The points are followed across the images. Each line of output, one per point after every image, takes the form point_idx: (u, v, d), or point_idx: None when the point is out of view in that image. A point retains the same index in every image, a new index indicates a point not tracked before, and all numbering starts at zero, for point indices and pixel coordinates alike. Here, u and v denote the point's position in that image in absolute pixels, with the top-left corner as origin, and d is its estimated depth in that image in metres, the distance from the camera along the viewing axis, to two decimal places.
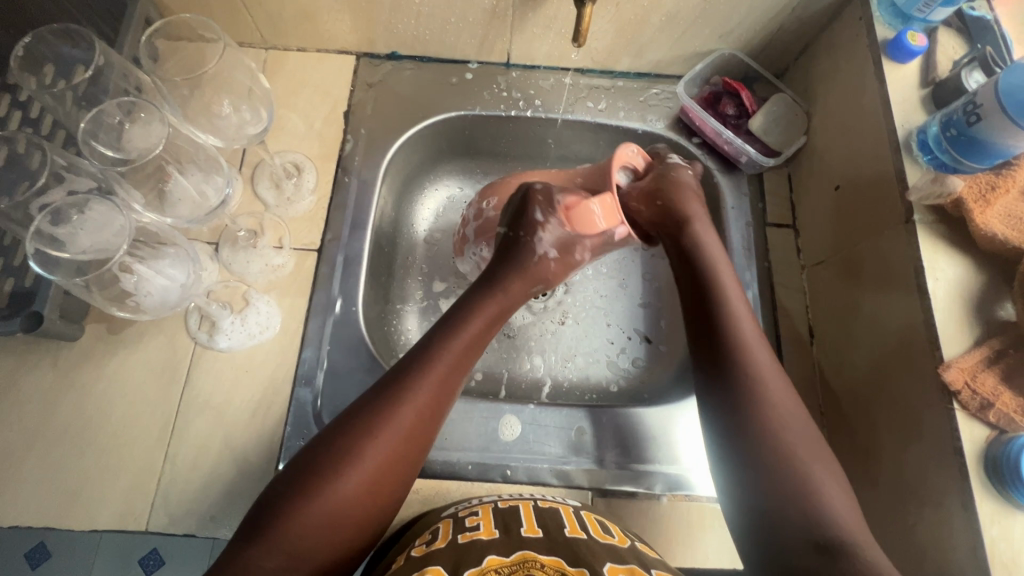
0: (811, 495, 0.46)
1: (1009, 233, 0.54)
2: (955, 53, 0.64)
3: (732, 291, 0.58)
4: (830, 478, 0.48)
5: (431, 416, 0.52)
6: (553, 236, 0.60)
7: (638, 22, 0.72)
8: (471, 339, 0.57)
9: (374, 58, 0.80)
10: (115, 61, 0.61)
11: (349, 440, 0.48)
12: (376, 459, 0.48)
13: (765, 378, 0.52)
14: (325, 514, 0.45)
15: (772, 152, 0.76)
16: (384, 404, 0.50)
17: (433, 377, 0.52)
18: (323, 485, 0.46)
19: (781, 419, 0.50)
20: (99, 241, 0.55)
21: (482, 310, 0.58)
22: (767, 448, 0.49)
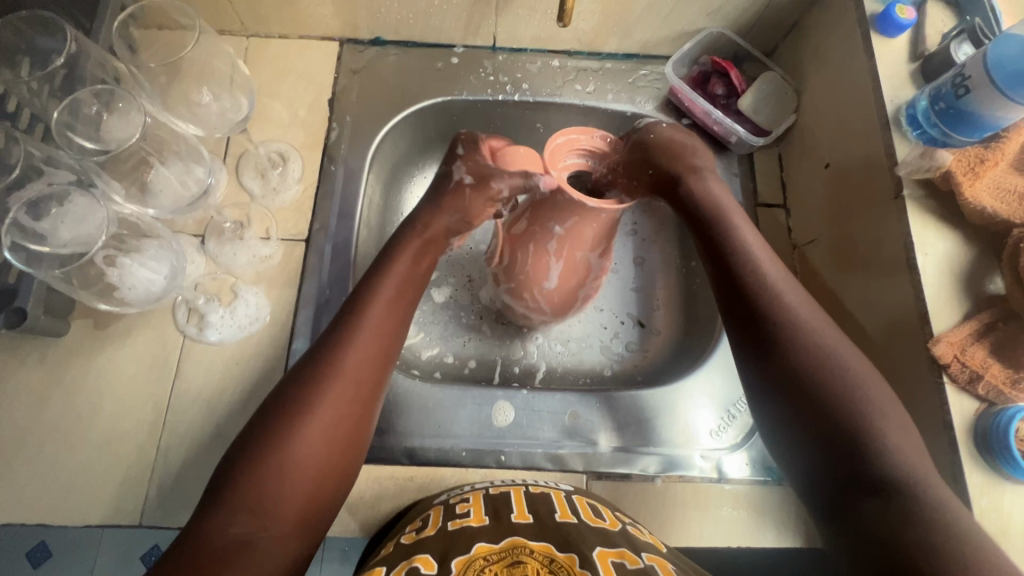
0: (871, 433, 0.44)
1: (998, 206, 0.53)
2: (944, 25, 0.63)
3: (755, 241, 0.56)
4: (886, 410, 0.45)
5: (377, 361, 0.51)
6: (471, 165, 0.62)
7: (624, 1, 0.71)
8: (406, 281, 0.57)
9: (358, 44, 0.79)
10: (90, 49, 0.60)
11: (293, 396, 0.47)
12: (329, 409, 0.47)
13: (797, 317, 0.50)
14: (285, 472, 0.44)
15: (762, 132, 0.75)
16: (328, 355, 0.50)
17: (372, 321, 0.52)
18: (283, 433, 0.45)
19: (825, 361, 0.47)
20: (80, 234, 0.54)
21: (411, 247, 0.59)
22: (813, 392, 0.46)
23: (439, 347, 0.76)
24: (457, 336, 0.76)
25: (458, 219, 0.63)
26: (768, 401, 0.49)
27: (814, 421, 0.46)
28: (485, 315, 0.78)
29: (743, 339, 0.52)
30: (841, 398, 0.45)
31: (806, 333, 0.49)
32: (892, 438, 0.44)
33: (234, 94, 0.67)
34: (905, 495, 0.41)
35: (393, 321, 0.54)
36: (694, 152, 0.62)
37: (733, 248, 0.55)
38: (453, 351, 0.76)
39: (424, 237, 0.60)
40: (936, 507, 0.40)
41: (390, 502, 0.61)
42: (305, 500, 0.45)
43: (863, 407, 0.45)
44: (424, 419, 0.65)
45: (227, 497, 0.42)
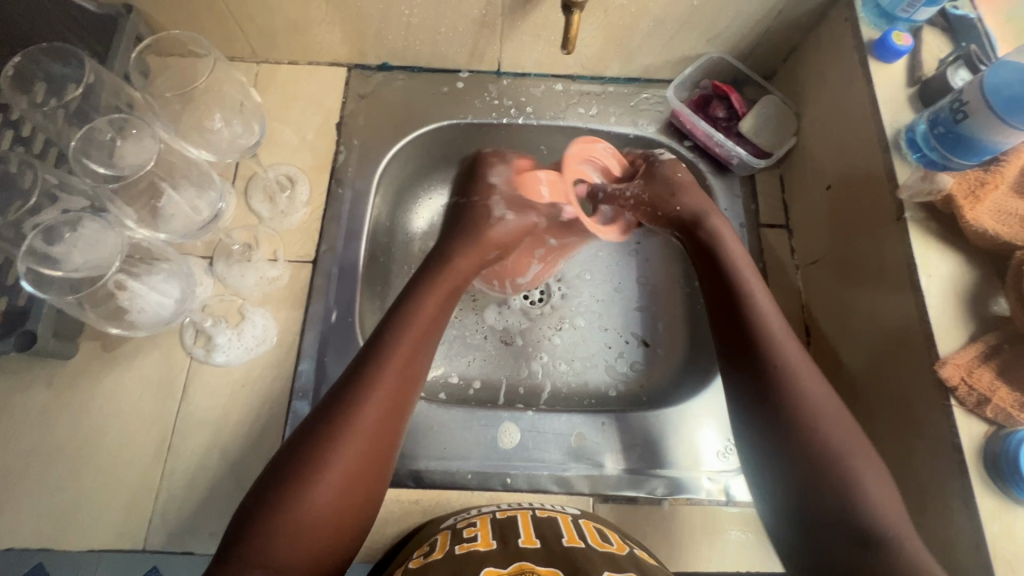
0: (848, 481, 0.47)
1: (1000, 228, 0.54)
2: (941, 51, 0.64)
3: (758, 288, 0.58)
4: (859, 458, 0.48)
5: (393, 418, 0.51)
6: (507, 199, 0.67)
7: (626, 27, 0.72)
8: (424, 333, 0.56)
9: (366, 69, 0.80)
10: (105, 79, 0.63)
11: (304, 452, 0.47)
12: (339, 464, 0.47)
13: (791, 366, 0.52)
14: (295, 530, 0.44)
15: (763, 154, 0.77)
16: (341, 410, 0.49)
17: (386, 370, 0.52)
18: (297, 493, 0.45)
19: (812, 412, 0.50)
20: (94, 258, 0.56)
21: (430, 295, 0.59)
22: (788, 440, 0.50)
23: (444, 367, 0.76)
24: (462, 356, 0.77)
25: (469, 238, 0.64)
26: (762, 450, 0.51)
27: (786, 465, 0.49)
28: (490, 335, 0.78)
29: (738, 387, 0.54)
30: (813, 449, 0.49)
31: (801, 384, 0.51)
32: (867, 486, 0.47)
33: (246, 121, 0.67)
34: (883, 545, 0.45)
35: (407, 379, 0.53)
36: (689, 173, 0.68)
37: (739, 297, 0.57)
38: (458, 371, 0.76)
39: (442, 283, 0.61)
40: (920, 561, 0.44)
41: (395, 524, 0.61)
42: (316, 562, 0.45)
43: (838, 454, 0.48)
44: (430, 441, 0.65)
45: (240, 554, 0.43)
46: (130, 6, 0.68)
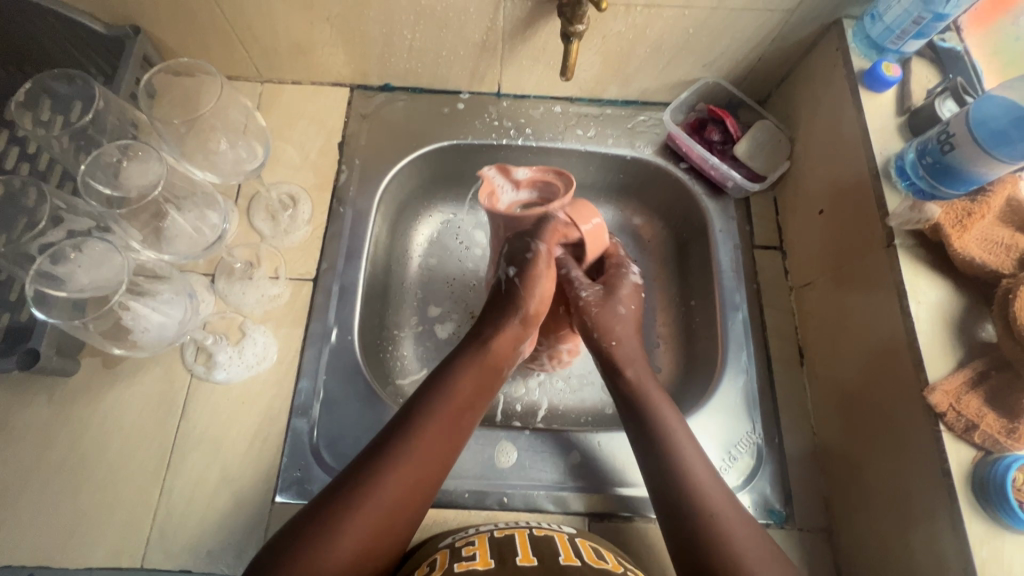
0: (723, 548, 0.50)
1: (987, 257, 0.55)
2: (929, 81, 0.66)
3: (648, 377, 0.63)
4: (741, 538, 0.51)
5: (427, 480, 0.53)
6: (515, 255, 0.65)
7: (624, 53, 0.74)
8: (467, 398, 0.59)
9: (368, 90, 0.82)
10: (113, 102, 0.64)
11: (348, 492, 0.50)
12: (376, 511, 0.50)
13: (677, 448, 0.57)
14: (318, 573, 0.46)
15: (757, 177, 0.78)
16: (388, 459, 0.52)
17: (435, 426, 0.55)
18: (331, 532, 0.47)
19: (682, 468, 0.55)
20: (96, 279, 0.57)
21: (475, 363, 0.61)
22: (677, 516, 0.53)
23: None
24: None
25: (518, 322, 0.64)
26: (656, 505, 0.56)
27: (676, 535, 0.52)
28: None
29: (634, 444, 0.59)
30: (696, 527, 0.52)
31: (678, 442, 0.57)
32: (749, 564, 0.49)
33: (249, 142, 0.68)
34: None
35: (446, 441, 0.55)
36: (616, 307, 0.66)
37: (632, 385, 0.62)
38: None
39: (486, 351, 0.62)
40: None
41: None
42: None
43: (727, 533, 0.51)
44: None
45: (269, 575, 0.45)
46: (138, 27, 0.70)
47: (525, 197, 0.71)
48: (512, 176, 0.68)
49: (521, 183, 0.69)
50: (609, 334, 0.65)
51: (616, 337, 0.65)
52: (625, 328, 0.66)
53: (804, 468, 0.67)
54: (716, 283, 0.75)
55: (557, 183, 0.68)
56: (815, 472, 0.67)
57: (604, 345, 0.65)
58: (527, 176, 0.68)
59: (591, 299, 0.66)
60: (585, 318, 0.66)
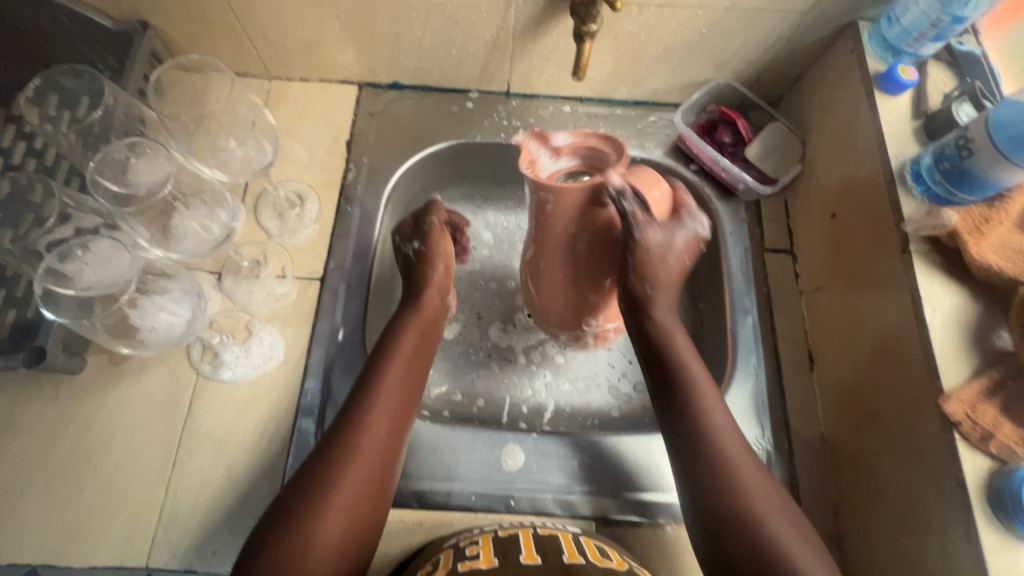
0: (740, 486, 0.50)
1: (1004, 266, 0.54)
2: (946, 85, 0.65)
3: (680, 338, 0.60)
4: (783, 518, 0.49)
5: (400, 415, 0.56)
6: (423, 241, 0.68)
7: (635, 53, 0.73)
8: (422, 341, 0.62)
9: (376, 88, 0.81)
10: (121, 99, 0.63)
11: (308, 496, 0.48)
12: (359, 467, 0.50)
13: (711, 419, 0.54)
14: (322, 513, 0.47)
15: (768, 180, 0.78)
16: (353, 421, 0.53)
17: (382, 415, 0.55)
18: (325, 478, 0.49)
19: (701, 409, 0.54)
20: (104, 277, 0.57)
21: (419, 317, 0.63)
22: (711, 473, 0.51)
23: (448, 385, 0.76)
24: (466, 374, 0.77)
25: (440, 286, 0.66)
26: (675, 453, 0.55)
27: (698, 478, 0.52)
28: (494, 353, 0.78)
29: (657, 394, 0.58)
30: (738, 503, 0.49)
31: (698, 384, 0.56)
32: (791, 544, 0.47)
33: (259, 142, 0.67)
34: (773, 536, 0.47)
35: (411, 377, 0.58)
36: (668, 251, 0.61)
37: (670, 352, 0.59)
38: (462, 389, 0.76)
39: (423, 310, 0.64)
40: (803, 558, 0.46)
41: (398, 544, 0.62)
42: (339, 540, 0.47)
43: (740, 469, 0.51)
44: (433, 461, 0.65)
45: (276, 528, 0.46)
46: (146, 21, 0.69)
47: (568, 165, 0.63)
48: (549, 144, 0.61)
49: (563, 152, 0.62)
50: (649, 280, 0.60)
51: (654, 285, 0.61)
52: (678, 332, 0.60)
53: (814, 474, 0.66)
54: (725, 287, 0.74)
55: (607, 153, 0.61)
56: (825, 479, 0.66)
57: (639, 292, 0.61)
58: (568, 141, 0.61)
59: (647, 244, 0.59)
60: (629, 259, 0.60)
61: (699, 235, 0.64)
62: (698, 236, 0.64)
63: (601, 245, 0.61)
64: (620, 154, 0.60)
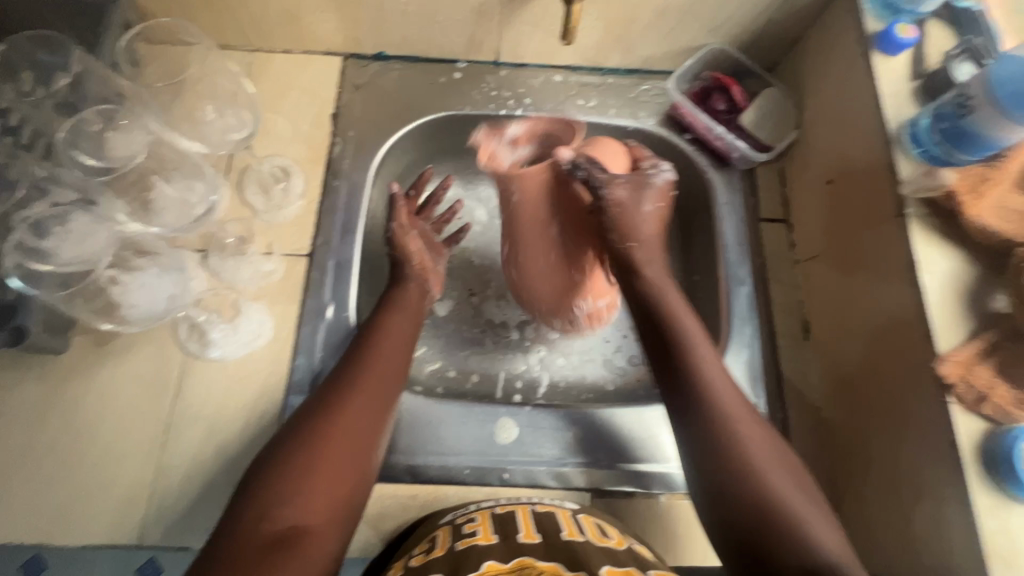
0: (722, 424, 0.50)
1: (1002, 224, 0.53)
2: (946, 44, 0.64)
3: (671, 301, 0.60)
4: (770, 462, 0.49)
5: (393, 373, 0.57)
6: (398, 234, 0.67)
7: (627, 17, 0.71)
8: (414, 309, 0.63)
9: (361, 59, 0.79)
10: (93, 67, 0.62)
11: (298, 445, 0.49)
12: (351, 414, 0.52)
13: (703, 373, 0.54)
14: (313, 453, 0.48)
15: (764, 148, 0.76)
16: (346, 376, 0.55)
17: (369, 381, 0.54)
18: (318, 421, 0.50)
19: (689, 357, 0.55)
20: (82, 252, 0.59)
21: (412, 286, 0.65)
22: (696, 417, 0.51)
23: (442, 361, 0.76)
24: (459, 350, 0.76)
25: (418, 274, 0.66)
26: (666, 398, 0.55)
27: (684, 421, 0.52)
28: (488, 328, 0.77)
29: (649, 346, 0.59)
30: (722, 446, 0.49)
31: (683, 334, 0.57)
32: (780, 490, 0.47)
33: (238, 110, 0.72)
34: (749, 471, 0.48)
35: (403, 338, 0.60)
36: (640, 202, 0.64)
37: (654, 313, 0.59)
38: (455, 364, 0.76)
39: (418, 279, 0.66)
40: (783, 495, 0.46)
41: (392, 517, 0.62)
42: (334, 482, 0.48)
43: (723, 412, 0.51)
44: (426, 436, 0.64)
45: (270, 464, 0.48)
46: None
47: (528, 148, 0.72)
48: (506, 135, 0.72)
49: (519, 141, 0.72)
50: (628, 236, 0.63)
51: (635, 239, 0.63)
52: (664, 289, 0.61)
53: (808, 442, 0.66)
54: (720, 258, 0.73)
55: (556, 131, 0.71)
56: (819, 448, 0.66)
57: (621, 248, 0.63)
58: (522, 129, 0.72)
59: (615, 197, 0.63)
60: (605, 218, 0.63)
61: (669, 179, 0.65)
62: (668, 181, 0.65)
63: (573, 217, 0.66)
64: (571, 131, 0.69)
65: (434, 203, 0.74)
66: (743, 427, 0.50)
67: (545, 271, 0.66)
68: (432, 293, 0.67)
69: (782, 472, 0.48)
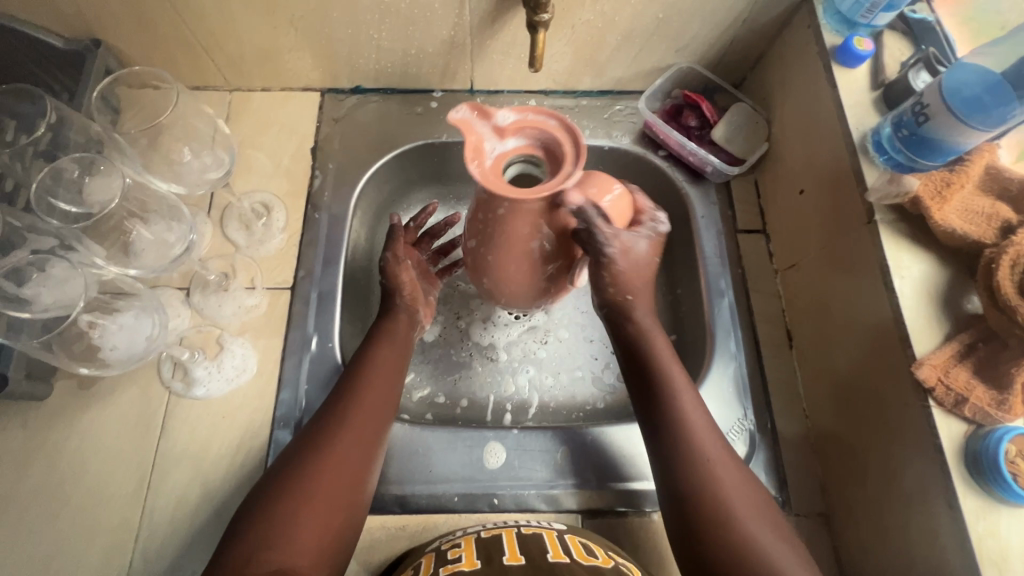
0: (706, 474, 0.50)
1: (969, 227, 0.54)
2: (903, 54, 0.66)
3: (659, 338, 0.58)
4: (748, 511, 0.48)
5: (381, 414, 0.56)
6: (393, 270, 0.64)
7: (595, 42, 0.73)
8: (402, 347, 0.62)
9: (339, 93, 0.80)
10: (70, 116, 0.64)
11: (282, 489, 0.48)
12: (337, 458, 0.51)
13: (690, 422, 0.53)
14: (298, 499, 0.48)
15: (736, 161, 0.78)
16: (333, 416, 0.54)
17: (354, 424, 0.54)
18: (304, 465, 0.50)
19: (673, 400, 0.54)
20: (62, 297, 0.58)
21: (399, 322, 0.64)
22: (680, 465, 0.51)
23: (430, 387, 0.75)
24: (447, 376, 0.76)
25: (408, 316, 0.65)
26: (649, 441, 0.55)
27: (666, 468, 0.52)
28: (475, 351, 0.78)
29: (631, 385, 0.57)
30: (704, 496, 0.49)
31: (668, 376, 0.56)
32: (763, 546, 0.46)
33: (215, 151, 0.70)
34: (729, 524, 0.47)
35: (389, 379, 0.58)
36: (636, 254, 0.57)
37: (643, 349, 0.57)
38: (444, 390, 0.76)
39: (408, 313, 0.65)
40: (760, 550, 0.46)
41: (382, 548, 0.61)
42: (321, 529, 0.47)
43: (707, 461, 0.51)
44: (414, 464, 0.64)
45: (254, 513, 0.47)
46: (98, 39, 0.69)
47: (516, 147, 0.50)
48: (491, 121, 0.49)
49: (507, 132, 0.49)
50: (626, 289, 0.58)
51: (632, 293, 0.58)
52: (655, 330, 0.59)
53: (798, 452, 0.66)
54: (701, 269, 0.73)
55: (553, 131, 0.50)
56: (809, 457, 0.66)
57: (617, 301, 0.59)
58: (512, 118, 0.49)
59: (617, 254, 0.55)
60: (601, 274, 0.56)
61: (663, 233, 0.59)
62: (662, 235, 0.59)
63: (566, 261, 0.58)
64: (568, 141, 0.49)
65: (433, 236, 0.74)
66: (725, 476, 0.50)
67: (521, 298, 0.60)
68: (419, 327, 0.67)
69: (759, 523, 0.48)
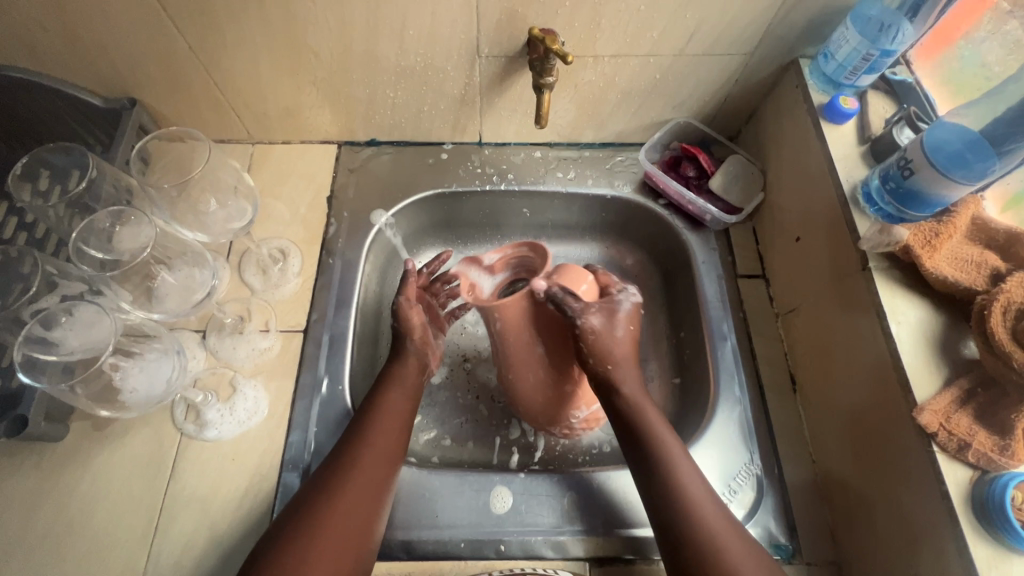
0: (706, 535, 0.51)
1: (959, 274, 0.56)
2: (886, 111, 0.70)
3: (641, 395, 0.61)
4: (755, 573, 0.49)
5: (390, 458, 0.57)
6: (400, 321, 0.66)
7: (596, 100, 0.78)
8: (412, 390, 0.63)
9: (355, 145, 0.85)
10: (107, 171, 0.68)
11: (292, 534, 0.49)
12: (346, 503, 0.52)
13: (680, 477, 0.55)
14: (307, 544, 0.48)
15: (733, 210, 0.81)
16: (343, 460, 0.55)
17: (363, 468, 0.54)
18: (314, 510, 0.51)
19: (663, 459, 0.56)
20: (86, 341, 0.60)
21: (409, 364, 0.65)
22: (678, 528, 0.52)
23: (437, 430, 0.76)
24: (453, 418, 0.77)
25: (413, 364, 0.65)
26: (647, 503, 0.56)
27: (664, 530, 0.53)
28: (482, 394, 0.78)
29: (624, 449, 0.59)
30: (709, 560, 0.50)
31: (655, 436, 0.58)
32: None
33: (239, 201, 0.73)
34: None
35: (398, 422, 0.60)
36: (614, 327, 0.62)
37: (628, 408, 0.60)
38: (451, 433, 0.76)
39: (417, 355, 0.66)
40: None
41: None
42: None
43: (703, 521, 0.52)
44: (421, 508, 0.64)
45: (263, 559, 0.48)
46: (135, 98, 0.74)
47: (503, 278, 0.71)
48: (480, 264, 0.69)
49: (495, 268, 0.70)
50: (605, 359, 0.61)
51: (612, 361, 0.61)
52: (636, 384, 0.62)
53: (807, 498, 0.66)
54: (703, 313, 0.75)
55: (528, 256, 0.69)
56: (818, 503, 0.65)
57: (598, 371, 0.61)
58: (496, 258, 0.69)
59: (593, 326, 0.61)
60: (581, 346, 0.61)
61: (636, 302, 0.66)
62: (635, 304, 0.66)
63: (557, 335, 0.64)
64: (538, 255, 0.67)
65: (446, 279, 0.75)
66: (723, 535, 0.51)
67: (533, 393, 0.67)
68: (428, 372, 0.68)
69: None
